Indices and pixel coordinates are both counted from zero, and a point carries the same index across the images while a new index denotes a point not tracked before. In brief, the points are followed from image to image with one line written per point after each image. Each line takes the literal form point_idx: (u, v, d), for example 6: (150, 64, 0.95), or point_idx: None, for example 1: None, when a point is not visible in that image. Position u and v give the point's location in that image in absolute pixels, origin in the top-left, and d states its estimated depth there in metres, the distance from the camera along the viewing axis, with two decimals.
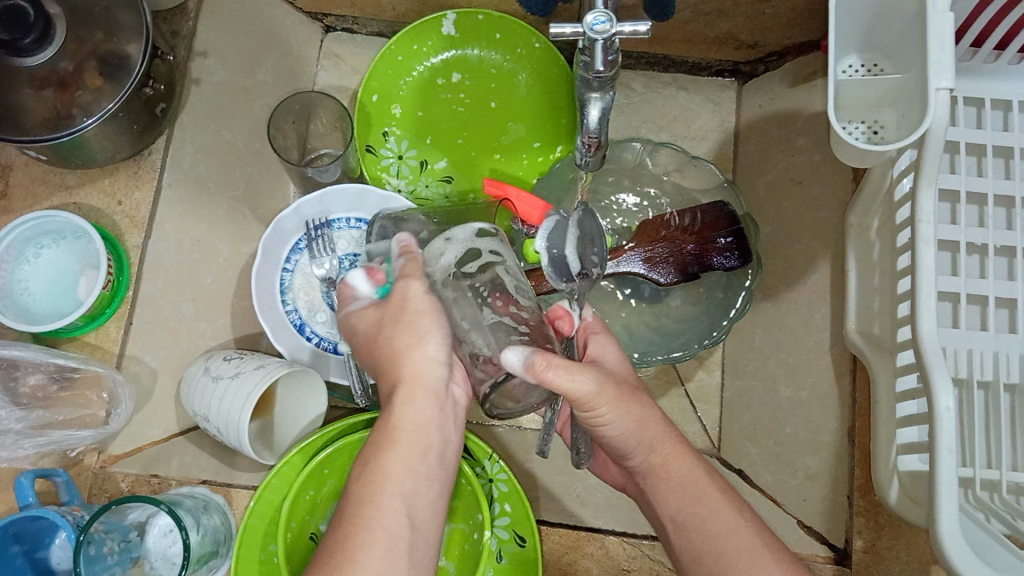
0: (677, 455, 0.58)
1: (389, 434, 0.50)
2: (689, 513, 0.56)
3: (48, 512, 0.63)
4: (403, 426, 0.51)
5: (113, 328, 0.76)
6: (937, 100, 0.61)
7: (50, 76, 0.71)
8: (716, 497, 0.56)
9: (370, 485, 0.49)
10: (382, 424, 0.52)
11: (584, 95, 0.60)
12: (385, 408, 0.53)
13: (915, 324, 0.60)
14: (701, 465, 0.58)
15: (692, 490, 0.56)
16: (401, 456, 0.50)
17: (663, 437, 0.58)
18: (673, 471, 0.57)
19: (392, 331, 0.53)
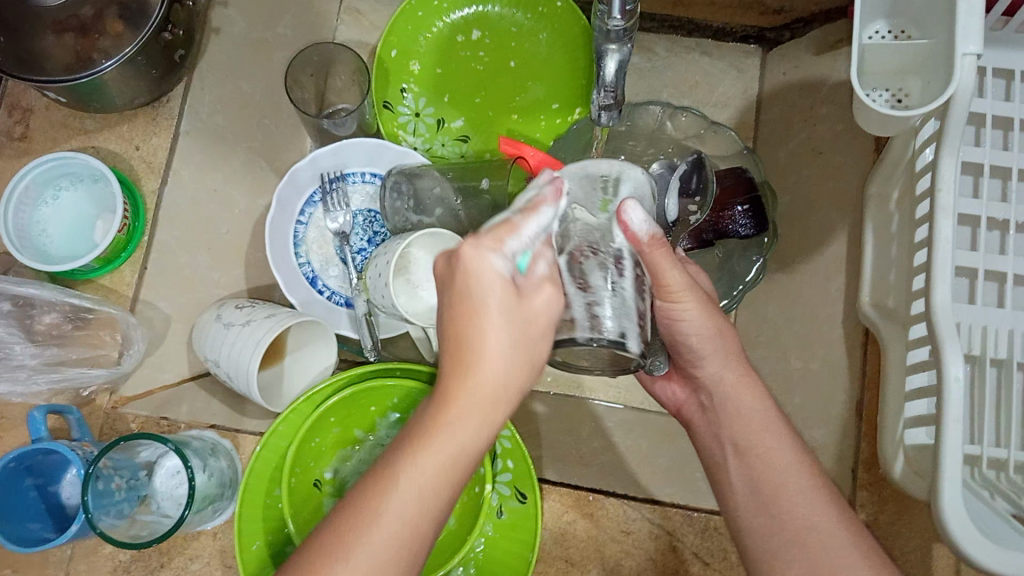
0: (744, 384, 0.60)
1: (411, 472, 0.44)
2: (749, 440, 0.58)
3: (58, 446, 0.65)
4: (485, 376, 0.44)
5: (127, 273, 0.80)
6: (962, 65, 0.59)
7: (71, 21, 0.72)
8: (771, 434, 0.57)
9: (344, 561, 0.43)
10: (450, 382, 0.45)
11: (601, 47, 0.58)
12: (450, 375, 0.45)
13: (929, 295, 0.59)
14: (764, 400, 0.60)
15: (756, 424, 0.58)
16: (444, 443, 0.44)
17: (729, 362, 0.61)
18: (742, 399, 0.60)
19: (485, 383, 0.44)
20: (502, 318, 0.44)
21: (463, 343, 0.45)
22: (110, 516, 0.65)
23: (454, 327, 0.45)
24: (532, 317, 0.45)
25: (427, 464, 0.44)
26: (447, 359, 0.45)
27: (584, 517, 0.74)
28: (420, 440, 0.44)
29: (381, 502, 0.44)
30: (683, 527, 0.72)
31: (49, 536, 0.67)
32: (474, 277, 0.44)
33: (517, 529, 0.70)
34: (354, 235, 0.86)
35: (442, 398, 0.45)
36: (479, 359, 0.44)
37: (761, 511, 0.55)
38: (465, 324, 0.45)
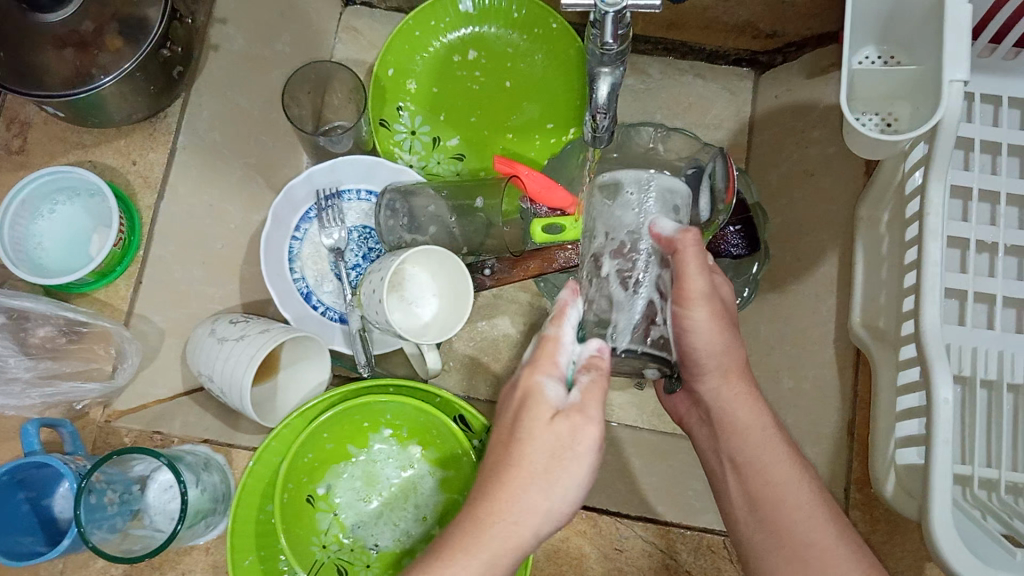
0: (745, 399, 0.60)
1: (458, 571, 0.46)
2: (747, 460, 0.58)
3: (52, 459, 0.64)
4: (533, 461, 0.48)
5: (122, 287, 0.79)
6: (950, 92, 0.61)
7: (70, 36, 0.72)
8: (771, 453, 0.57)
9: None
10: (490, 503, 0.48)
11: (594, 70, 0.59)
12: (493, 495, 0.48)
13: (919, 317, 0.60)
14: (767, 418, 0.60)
15: (753, 440, 0.58)
16: (488, 544, 0.47)
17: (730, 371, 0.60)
18: (749, 410, 0.60)
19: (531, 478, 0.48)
20: (563, 447, 0.49)
21: (536, 464, 0.49)
22: (102, 530, 0.64)
23: (520, 429, 0.50)
24: (591, 441, 0.49)
25: (496, 540, 0.48)
26: (502, 453, 0.50)
27: (578, 535, 0.73)
28: (490, 520, 0.48)
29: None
30: (678, 547, 0.72)
31: (40, 549, 0.66)
32: (549, 390, 0.51)
33: None
34: (349, 251, 0.86)
35: (514, 480, 0.48)
36: (553, 467, 0.49)
37: (760, 528, 0.56)
38: (520, 434, 0.49)
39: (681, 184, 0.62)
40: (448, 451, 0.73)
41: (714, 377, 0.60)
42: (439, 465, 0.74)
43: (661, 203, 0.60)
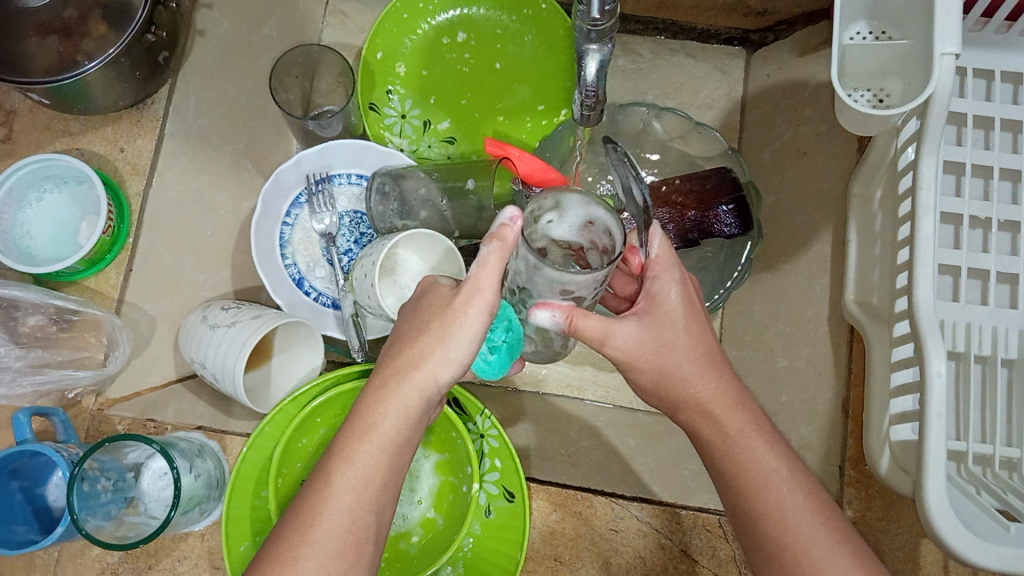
0: (717, 399, 0.56)
1: (364, 444, 0.51)
2: (732, 464, 0.55)
3: (43, 448, 0.64)
4: (424, 358, 0.53)
5: (112, 274, 0.79)
6: (941, 66, 0.60)
7: (54, 23, 0.71)
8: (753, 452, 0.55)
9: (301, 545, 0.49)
10: (391, 383, 0.53)
11: (582, 47, 0.58)
12: (385, 379, 0.53)
13: (912, 293, 0.60)
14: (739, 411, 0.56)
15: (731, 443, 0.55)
16: (390, 414, 0.52)
17: (701, 380, 0.57)
18: (736, 401, 0.57)
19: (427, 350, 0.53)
20: (433, 344, 0.53)
21: (403, 368, 0.53)
22: (96, 518, 0.64)
23: (398, 353, 0.54)
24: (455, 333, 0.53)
25: (372, 444, 0.51)
26: (384, 377, 0.53)
27: (574, 515, 0.74)
28: (366, 427, 0.52)
29: (325, 496, 0.50)
30: (674, 526, 0.72)
31: (35, 538, 0.66)
32: (423, 312, 0.54)
33: (505, 527, 0.69)
34: (341, 237, 0.85)
35: (384, 386, 0.53)
36: (418, 366, 0.53)
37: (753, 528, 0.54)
38: (418, 323, 0.54)
39: (584, 279, 0.48)
40: (440, 433, 0.72)
41: (677, 394, 0.57)
42: (433, 447, 0.73)
43: (554, 290, 0.52)
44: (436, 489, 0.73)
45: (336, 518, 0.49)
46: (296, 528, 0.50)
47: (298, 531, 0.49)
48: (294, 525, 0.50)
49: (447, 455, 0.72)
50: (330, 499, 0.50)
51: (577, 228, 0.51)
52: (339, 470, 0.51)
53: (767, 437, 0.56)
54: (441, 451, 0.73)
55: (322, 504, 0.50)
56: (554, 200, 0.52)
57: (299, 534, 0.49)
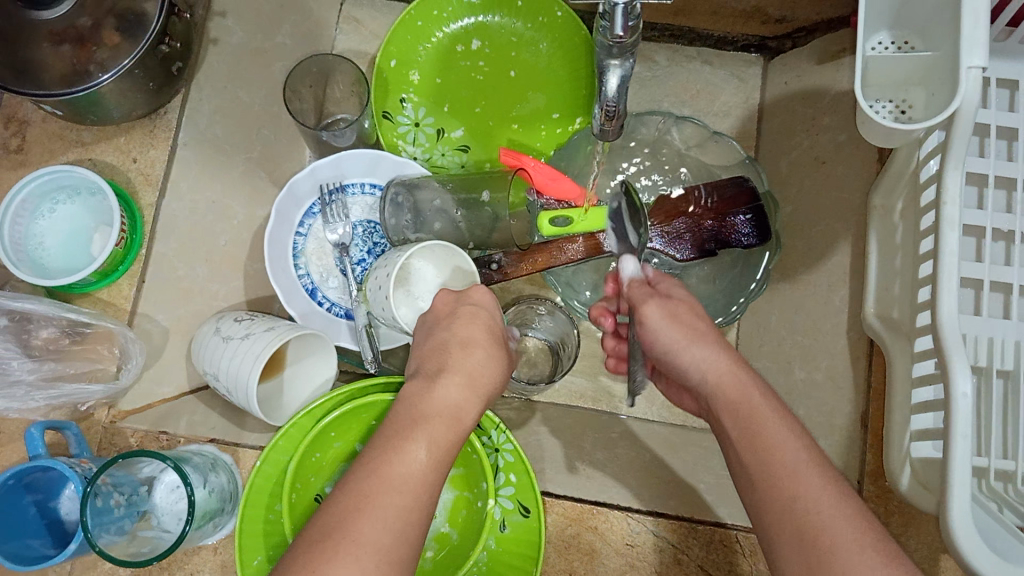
0: (733, 373, 0.55)
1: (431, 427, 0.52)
2: (741, 425, 0.52)
3: (57, 462, 0.64)
4: (478, 361, 0.57)
5: (124, 286, 0.80)
6: (967, 79, 0.59)
7: (67, 31, 0.71)
8: (769, 417, 0.52)
9: (369, 521, 0.47)
10: (452, 372, 0.56)
11: (603, 62, 0.58)
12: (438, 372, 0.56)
13: (936, 308, 0.59)
14: (758, 384, 0.55)
15: (743, 408, 0.53)
16: (452, 401, 0.54)
17: (719, 360, 0.56)
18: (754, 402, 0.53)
19: (477, 350, 0.57)
20: (485, 351, 0.58)
21: (457, 365, 0.56)
22: (110, 533, 0.64)
23: (450, 351, 0.57)
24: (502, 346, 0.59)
25: (436, 425, 0.53)
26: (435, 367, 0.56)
27: (589, 530, 0.73)
28: (433, 412, 0.53)
29: (391, 467, 0.50)
30: (689, 542, 0.71)
31: (49, 552, 0.66)
32: (473, 321, 0.59)
33: (520, 542, 0.68)
34: (354, 246, 0.85)
35: (445, 377, 0.55)
36: (471, 367, 0.56)
37: (755, 487, 0.50)
38: (463, 322, 0.59)
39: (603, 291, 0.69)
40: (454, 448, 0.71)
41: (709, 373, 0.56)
42: None
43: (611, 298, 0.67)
44: (450, 504, 0.72)
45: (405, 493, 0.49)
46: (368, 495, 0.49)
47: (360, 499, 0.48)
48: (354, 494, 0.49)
49: (462, 470, 0.72)
50: (393, 474, 0.50)
51: (552, 333, 0.85)
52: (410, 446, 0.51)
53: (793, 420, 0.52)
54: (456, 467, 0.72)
55: (393, 477, 0.49)
56: (550, 310, 0.86)
57: (378, 500, 0.48)
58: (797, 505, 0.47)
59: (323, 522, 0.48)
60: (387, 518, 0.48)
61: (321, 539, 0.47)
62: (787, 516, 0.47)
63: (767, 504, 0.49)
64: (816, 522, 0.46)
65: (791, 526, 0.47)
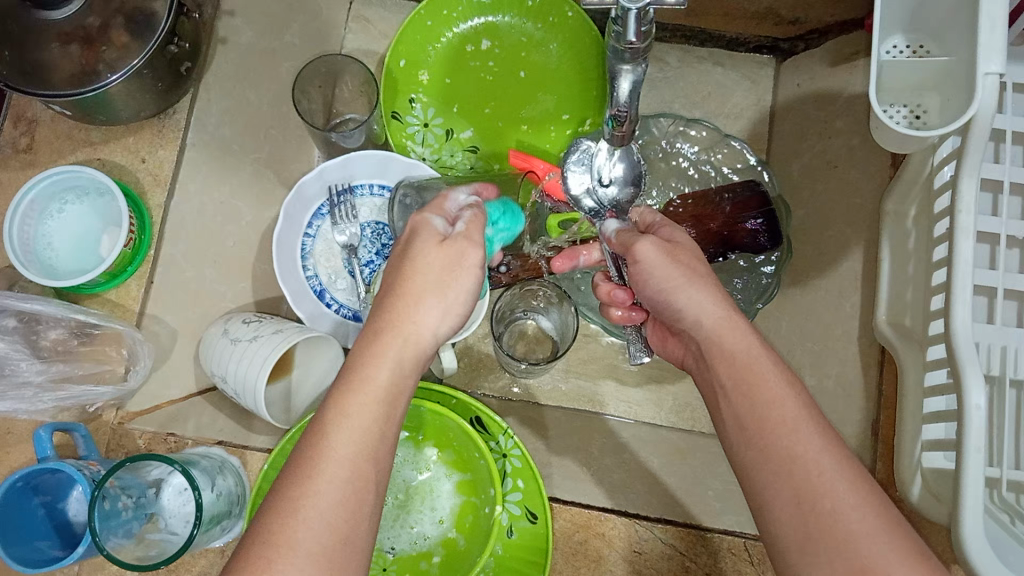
0: (732, 323, 0.52)
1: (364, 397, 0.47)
2: (736, 377, 0.49)
3: (64, 465, 0.63)
4: (420, 317, 0.50)
5: (133, 287, 0.79)
6: (984, 85, 0.58)
7: (76, 32, 0.70)
8: (766, 371, 0.48)
9: (297, 523, 0.43)
10: (387, 328, 0.49)
11: (615, 67, 0.57)
12: (378, 331, 0.49)
13: (949, 319, 0.58)
14: (758, 339, 0.51)
15: (742, 358, 0.49)
16: (389, 364, 0.48)
17: (717, 303, 0.53)
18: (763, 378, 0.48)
19: (420, 293, 0.50)
20: (428, 302, 0.50)
21: (396, 318, 0.49)
22: (116, 536, 0.64)
23: (388, 311, 0.50)
24: (454, 294, 0.51)
25: (374, 399, 0.47)
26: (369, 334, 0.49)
27: (597, 537, 0.73)
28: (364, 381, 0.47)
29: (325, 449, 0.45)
30: (697, 550, 0.71)
31: (57, 554, 0.66)
32: (411, 257, 0.51)
33: (527, 548, 0.68)
34: (362, 248, 0.84)
35: (381, 337, 0.49)
36: (411, 321, 0.50)
37: (748, 444, 0.47)
38: (403, 266, 0.52)
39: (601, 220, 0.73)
40: (461, 453, 0.71)
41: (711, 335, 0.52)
42: (455, 467, 0.72)
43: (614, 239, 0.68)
44: (456, 509, 0.72)
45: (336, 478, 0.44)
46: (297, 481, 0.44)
47: (291, 497, 0.43)
48: (284, 494, 0.44)
49: (469, 475, 0.72)
50: (327, 468, 0.44)
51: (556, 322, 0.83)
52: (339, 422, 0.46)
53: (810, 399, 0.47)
54: (463, 471, 0.72)
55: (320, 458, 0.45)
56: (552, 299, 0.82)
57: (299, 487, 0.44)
58: (796, 465, 0.44)
59: (257, 523, 0.43)
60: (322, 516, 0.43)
61: (252, 544, 0.42)
62: (785, 477, 0.44)
63: (761, 456, 0.46)
64: (813, 483, 0.43)
65: (798, 521, 0.43)
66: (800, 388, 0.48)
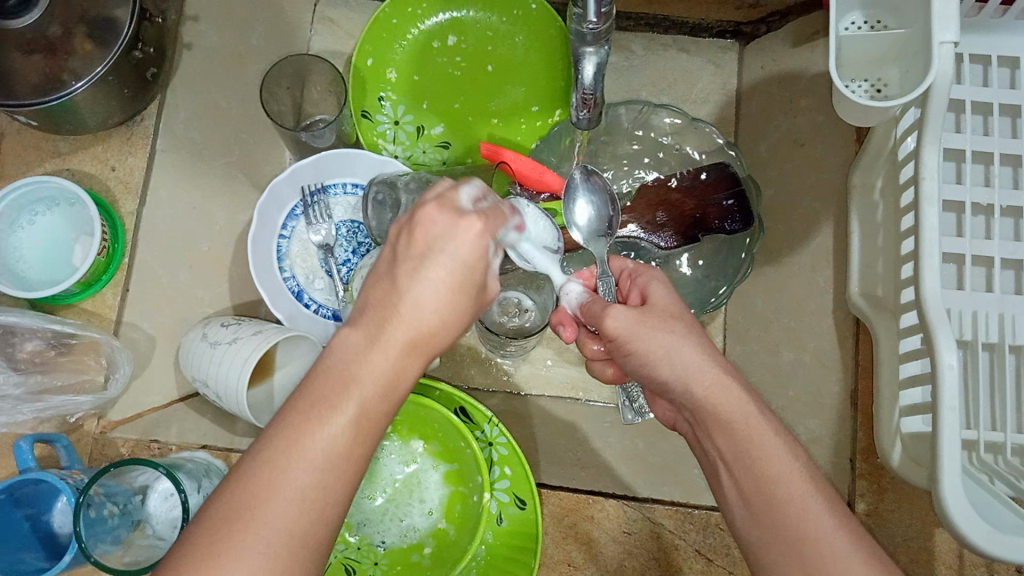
0: (722, 385, 0.50)
1: (356, 397, 0.42)
2: (737, 451, 0.48)
3: (47, 475, 0.63)
4: (421, 316, 0.44)
5: (108, 296, 0.79)
6: (940, 54, 0.59)
7: (38, 41, 0.70)
8: (767, 443, 0.48)
9: (244, 526, 0.39)
10: (381, 315, 0.44)
11: (578, 50, 0.58)
12: (366, 327, 0.44)
13: (919, 285, 0.59)
14: (751, 398, 0.50)
15: (740, 430, 0.48)
16: (378, 360, 0.43)
17: (704, 367, 0.51)
18: (763, 443, 0.48)
19: (423, 294, 0.44)
20: (433, 303, 0.44)
21: (393, 317, 0.44)
22: (105, 544, 0.63)
23: (395, 288, 0.44)
24: (472, 280, 0.45)
25: (366, 394, 0.43)
26: (372, 311, 0.44)
27: (586, 520, 0.74)
28: (348, 381, 0.43)
29: (303, 445, 0.41)
30: (686, 527, 0.72)
31: (44, 565, 0.65)
32: (423, 267, 0.44)
33: (518, 535, 0.69)
34: (338, 247, 0.84)
35: (376, 339, 0.44)
36: (410, 319, 0.44)
37: (755, 521, 0.47)
38: (417, 264, 0.44)
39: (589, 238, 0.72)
40: (448, 444, 0.71)
41: (704, 394, 0.50)
42: (442, 458, 0.73)
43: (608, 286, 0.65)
44: (445, 499, 0.72)
45: (301, 482, 0.41)
46: (258, 476, 0.40)
47: (248, 494, 0.40)
48: (244, 487, 0.40)
49: (456, 465, 0.72)
50: (295, 463, 0.41)
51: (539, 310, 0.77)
52: (324, 423, 0.42)
53: (806, 460, 0.48)
54: (450, 462, 0.72)
55: (297, 457, 0.41)
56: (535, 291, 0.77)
57: (258, 486, 0.40)
58: (809, 550, 0.44)
59: (204, 522, 0.40)
60: (278, 526, 0.40)
61: (197, 540, 0.40)
62: (797, 560, 0.44)
63: (770, 536, 0.46)
64: (828, 566, 0.43)
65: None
66: (804, 457, 0.48)
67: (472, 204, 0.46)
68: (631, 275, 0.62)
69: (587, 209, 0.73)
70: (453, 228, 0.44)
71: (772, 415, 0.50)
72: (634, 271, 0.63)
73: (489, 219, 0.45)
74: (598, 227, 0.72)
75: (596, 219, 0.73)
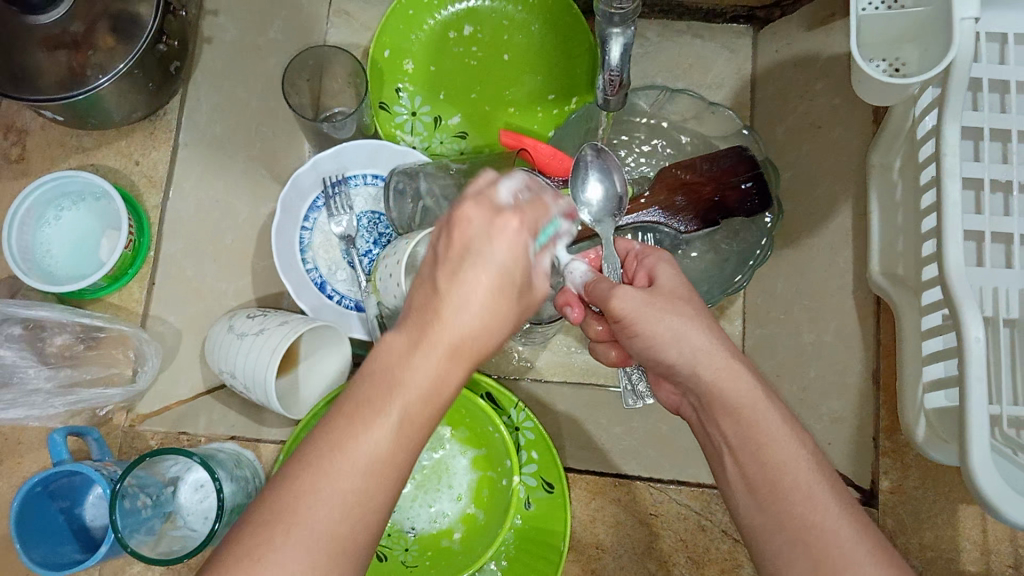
0: (732, 371, 0.50)
1: (399, 400, 0.42)
2: (743, 439, 0.48)
3: (82, 466, 0.64)
4: (462, 322, 0.43)
5: (135, 288, 0.80)
6: (961, 30, 0.59)
7: (63, 38, 0.70)
8: (772, 429, 0.48)
9: (287, 529, 0.39)
10: (427, 316, 0.43)
11: (606, 31, 0.59)
12: (412, 330, 0.43)
13: (943, 260, 0.59)
14: (760, 388, 0.50)
15: (747, 415, 0.48)
16: (422, 365, 0.42)
17: (713, 352, 0.51)
18: (769, 426, 0.48)
19: (465, 302, 0.43)
20: (476, 306, 0.43)
21: (436, 318, 0.43)
22: (140, 535, 0.64)
23: (436, 288, 0.43)
24: (514, 282, 0.44)
25: (411, 397, 0.42)
26: (416, 313, 0.43)
27: (613, 502, 0.75)
28: (392, 383, 0.42)
29: (346, 449, 0.40)
30: (713, 508, 0.73)
31: (79, 557, 0.66)
32: (462, 270, 0.43)
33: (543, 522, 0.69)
34: (360, 238, 0.85)
35: (420, 343, 0.43)
36: (452, 324, 0.43)
37: (760, 509, 0.46)
38: (461, 264, 0.43)
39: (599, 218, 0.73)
40: (476, 428, 0.72)
41: (714, 376, 0.50)
42: (470, 443, 0.73)
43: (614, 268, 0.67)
44: (474, 483, 0.73)
45: (343, 483, 0.40)
46: (301, 476, 0.40)
47: (290, 500, 0.40)
48: (287, 490, 0.40)
49: (485, 450, 0.72)
50: (338, 466, 0.40)
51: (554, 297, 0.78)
52: (366, 425, 0.41)
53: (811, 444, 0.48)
54: (479, 446, 0.73)
55: (339, 458, 0.40)
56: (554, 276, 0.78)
57: (301, 486, 0.40)
58: (812, 536, 0.43)
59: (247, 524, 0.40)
60: (318, 531, 0.39)
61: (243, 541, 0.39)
62: (800, 547, 0.43)
63: (773, 523, 0.45)
64: (831, 550, 0.43)
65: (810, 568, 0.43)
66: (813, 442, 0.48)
67: (509, 200, 0.46)
68: (637, 256, 0.63)
69: (598, 188, 0.73)
70: (488, 229, 0.44)
71: (781, 403, 0.50)
72: (640, 253, 0.64)
73: (524, 216, 0.45)
74: (608, 208, 0.73)
75: (607, 199, 0.73)
